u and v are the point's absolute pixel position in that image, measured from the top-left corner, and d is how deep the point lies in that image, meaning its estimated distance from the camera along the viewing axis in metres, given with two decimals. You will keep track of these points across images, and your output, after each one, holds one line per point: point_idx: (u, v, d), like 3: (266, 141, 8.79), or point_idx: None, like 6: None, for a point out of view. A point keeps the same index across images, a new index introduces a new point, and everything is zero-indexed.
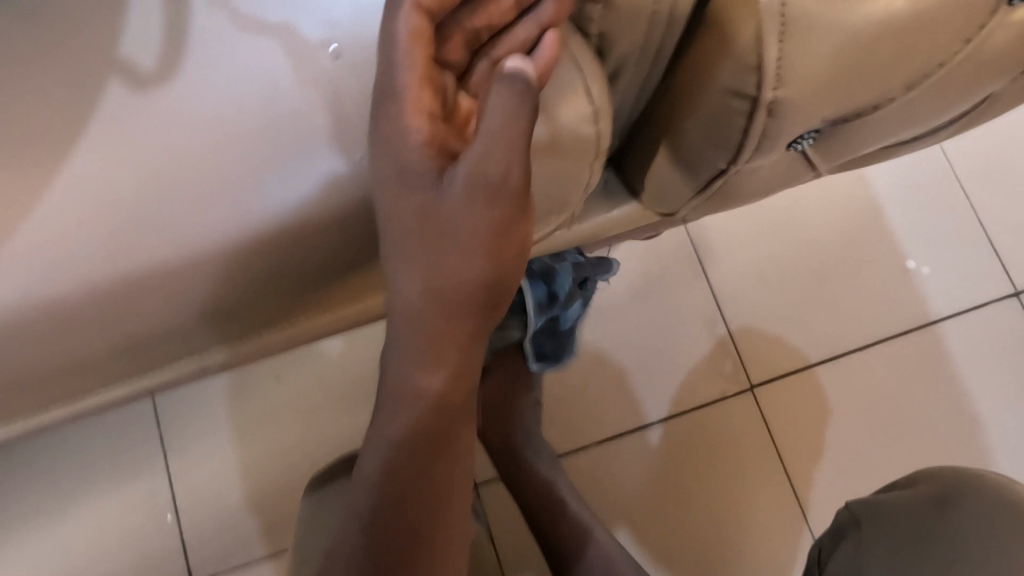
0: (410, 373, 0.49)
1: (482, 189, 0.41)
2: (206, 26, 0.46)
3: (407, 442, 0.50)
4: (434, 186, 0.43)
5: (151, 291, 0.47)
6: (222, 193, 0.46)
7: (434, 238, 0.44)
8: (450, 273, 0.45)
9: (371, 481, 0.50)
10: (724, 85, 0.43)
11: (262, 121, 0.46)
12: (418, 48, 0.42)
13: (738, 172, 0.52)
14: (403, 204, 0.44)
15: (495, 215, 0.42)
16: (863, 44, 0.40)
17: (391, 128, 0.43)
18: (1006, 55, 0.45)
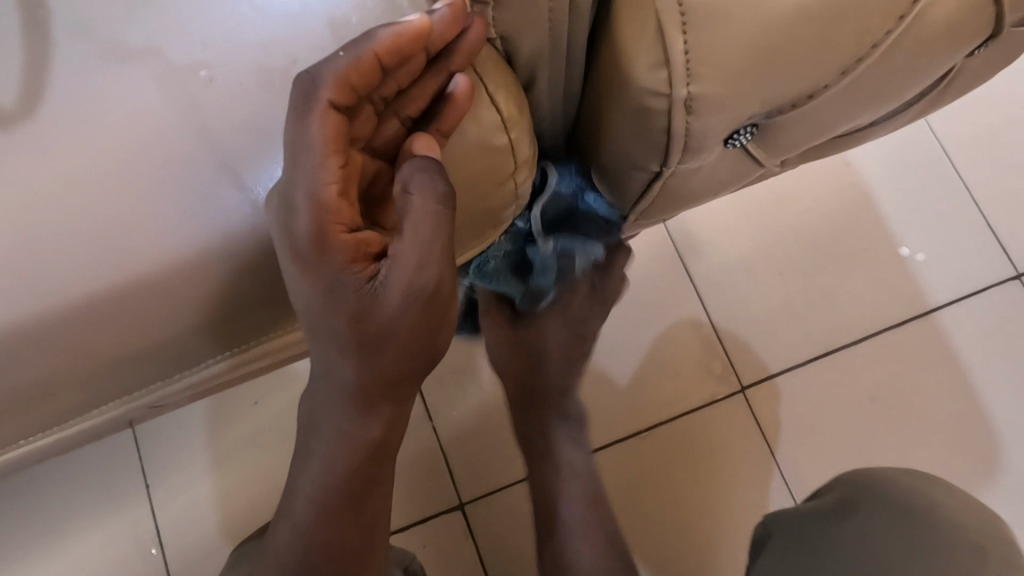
0: (338, 418, 0.48)
1: (417, 299, 0.42)
2: (69, 59, 0.41)
3: (334, 488, 0.50)
4: (366, 298, 0.42)
5: (43, 351, 0.43)
6: (99, 243, 0.41)
7: (370, 341, 0.43)
8: (388, 366, 0.45)
9: (299, 520, 0.51)
10: (636, 86, 0.39)
11: (138, 158, 0.41)
12: (334, 151, 0.39)
13: (675, 173, 0.48)
14: (332, 319, 0.42)
15: (431, 311, 0.43)
16: (778, 31, 0.36)
17: (311, 244, 0.40)
18: (952, 28, 0.40)
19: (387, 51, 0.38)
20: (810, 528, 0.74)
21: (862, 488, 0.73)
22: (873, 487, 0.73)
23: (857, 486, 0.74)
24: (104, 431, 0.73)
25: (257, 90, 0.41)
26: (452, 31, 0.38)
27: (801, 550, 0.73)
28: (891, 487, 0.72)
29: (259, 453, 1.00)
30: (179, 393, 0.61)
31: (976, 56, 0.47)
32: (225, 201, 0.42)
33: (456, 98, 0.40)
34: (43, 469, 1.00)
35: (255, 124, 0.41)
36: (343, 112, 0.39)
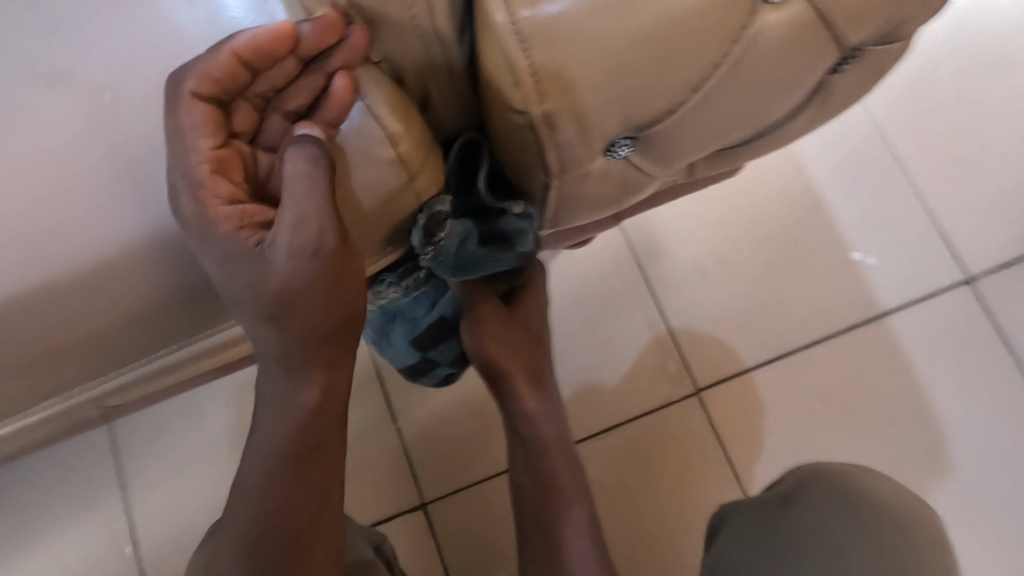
0: (271, 402, 0.50)
1: (303, 257, 0.43)
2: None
3: (282, 454, 0.51)
4: (256, 262, 0.44)
5: None
6: (26, 248, 0.45)
7: (275, 304, 0.45)
8: (301, 330, 0.46)
9: (246, 503, 0.51)
10: (501, 102, 0.43)
11: (57, 170, 0.45)
12: (208, 134, 0.42)
13: (566, 182, 0.52)
14: (243, 290, 0.45)
15: (323, 271, 0.44)
16: (612, 53, 0.40)
17: (197, 217, 0.43)
18: (797, 46, 0.44)
19: (247, 49, 0.40)
20: (756, 513, 0.74)
21: (806, 476, 0.72)
22: (818, 476, 0.70)
23: (801, 475, 0.74)
24: (63, 427, 0.78)
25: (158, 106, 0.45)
26: (325, 37, 0.41)
27: (746, 539, 0.70)
28: (838, 478, 0.69)
29: (229, 451, 1.04)
30: (123, 385, 0.64)
31: (844, 71, 0.51)
32: (132, 208, 0.45)
33: (336, 94, 0.43)
34: (22, 468, 1.04)
35: (154, 139, 0.45)
36: (215, 104, 0.43)
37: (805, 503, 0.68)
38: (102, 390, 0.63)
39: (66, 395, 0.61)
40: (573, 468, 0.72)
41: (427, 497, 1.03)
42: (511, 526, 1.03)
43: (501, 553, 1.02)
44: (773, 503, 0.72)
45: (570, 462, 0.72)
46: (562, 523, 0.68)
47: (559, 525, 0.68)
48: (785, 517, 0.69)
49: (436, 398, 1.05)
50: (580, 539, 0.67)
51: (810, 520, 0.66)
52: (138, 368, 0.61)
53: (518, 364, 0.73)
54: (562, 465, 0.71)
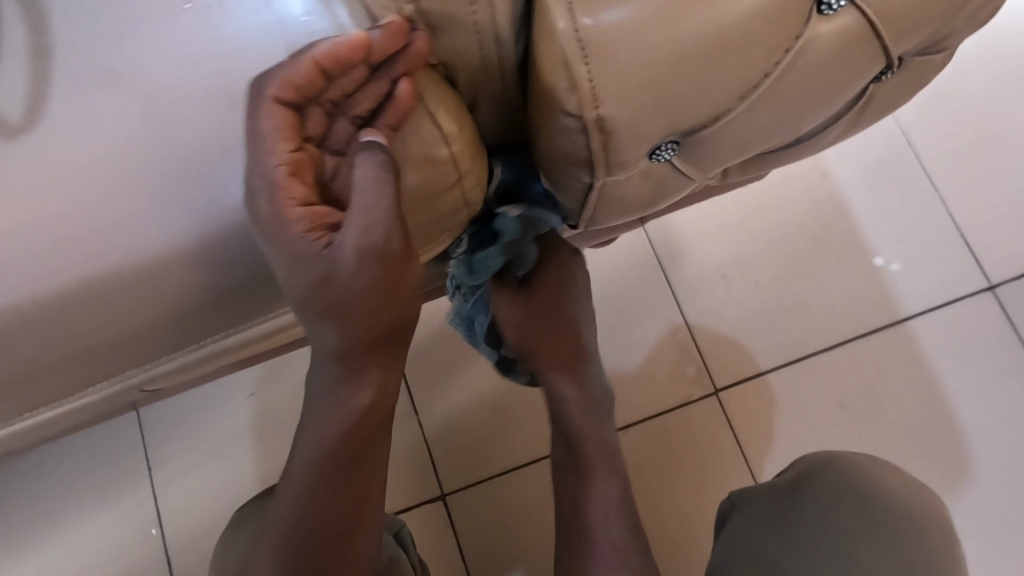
0: (324, 397, 0.52)
1: (370, 257, 0.45)
2: (59, 75, 0.46)
3: (330, 451, 0.53)
4: (324, 263, 0.45)
5: (46, 336, 0.49)
6: (90, 240, 0.46)
7: (336, 301, 0.47)
8: (353, 325, 0.48)
9: (294, 495, 0.53)
10: (555, 107, 0.44)
11: (119, 166, 0.45)
12: (286, 138, 0.44)
13: (608, 185, 0.53)
14: (301, 287, 0.46)
15: (385, 270, 0.46)
16: (668, 63, 0.41)
17: (270, 218, 0.45)
18: (844, 58, 0.45)
19: (326, 57, 0.42)
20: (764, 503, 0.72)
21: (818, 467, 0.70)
22: (833, 468, 0.68)
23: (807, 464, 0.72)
24: (94, 413, 0.80)
25: (224, 105, 0.46)
26: (392, 44, 0.43)
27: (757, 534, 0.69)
28: (853, 476, 0.67)
29: (256, 440, 1.07)
30: (168, 373, 0.67)
31: (885, 80, 0.52)
32: (195, 205, 0.46)
33: (399, 99, 0.45)
34: (55, 451, 1.07)
35: (220, 139, 0.46)
36: (292, 109, 0.44)
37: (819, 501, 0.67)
38: (146, 375, 0.65)
39: (115, 381, 0.63)
40: (608, 443, 0.75)
41: (447, 489, 1.05)
42: (528, 522, 1.05)
43: (519, 549, 1.04)
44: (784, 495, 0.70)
45: (604, 440, 0.75)
46: (592, 496, 0.73)
47: (592, 497, 0.74)
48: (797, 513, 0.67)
49: (458, 394, 1.07)
50: (610, 507, 0.73)
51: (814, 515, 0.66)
52: (184, 356, 0.62)
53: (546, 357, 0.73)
54: (596, 444, 0.74)
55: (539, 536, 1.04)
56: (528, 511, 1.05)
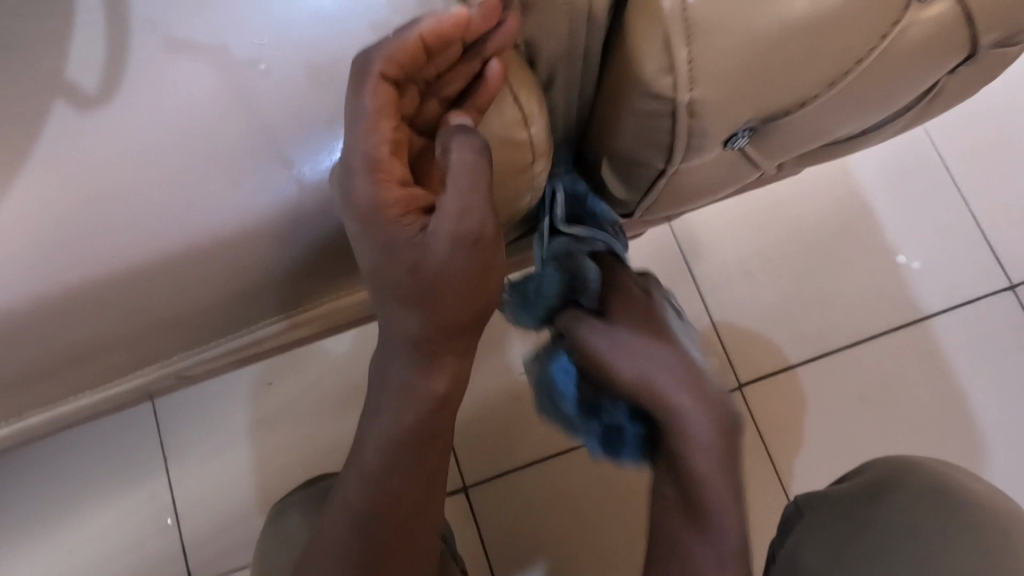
0: (401, 385, 0.50)
1: (463, 243, 0.44)
2: (136, 47, 0.45)
3: (405, 439, 0.51)
4: (416, 247, 0.44)
5: (103, 312, 0.47)
6: (162, 213, 0.45)
7: (425, 287, 0.45)
8: (440, 315, 0.47)
9: (365, 483, 0.51)
10: (644, 89, 0.43)
11: (196, 138, 0.44)
12: (388, 117, 0.43)
13: (678, 171, 0.53)
14: (385, 270, 0.46)
15: (475, 258, 0.45)
16: (769, 45, 0.41)
17: (361, 200, 0.43)
18: (933, 47, 0.45)
19: (430, 34, 0.41)
20: (847, 514, 0.69)
21: (916, 485, 0.67)
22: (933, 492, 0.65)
23: (887, 473, 0.70)
24: (130, 398, 0.79)
25: (306, 80, 0.45)
26: (487, 21, 0.42)
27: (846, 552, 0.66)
28: (935, 477, 0.66)
29: (276, 429, 1.06)
30: (209, 358, 0.65)
31: (958, 73, 0.52)
32: (275, 181, 0.45)
33: (489, 79, 0.44)
34: (69, 438, 1.05)
35: (304, 114, 0.45)
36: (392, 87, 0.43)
37: (929, 531, 0.63)
38: (190, 360, 0.64)
39: (158, 364, 0.62)
40: (730, 473, 0.54)
41: (470, 480, 1.05)
42: (552, 516, 1.04)
43: (541, 541, 1.03)
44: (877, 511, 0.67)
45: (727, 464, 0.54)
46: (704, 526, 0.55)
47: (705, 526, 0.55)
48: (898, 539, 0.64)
49: (483, 386, 1.06)
50: (725, 541, 0.55)
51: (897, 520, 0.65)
52: (233, 339, 0.61)
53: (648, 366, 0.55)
54: (716, 472, 0.54)
55: (562, 529, 1.04)
56: (551, 504, 1.04)
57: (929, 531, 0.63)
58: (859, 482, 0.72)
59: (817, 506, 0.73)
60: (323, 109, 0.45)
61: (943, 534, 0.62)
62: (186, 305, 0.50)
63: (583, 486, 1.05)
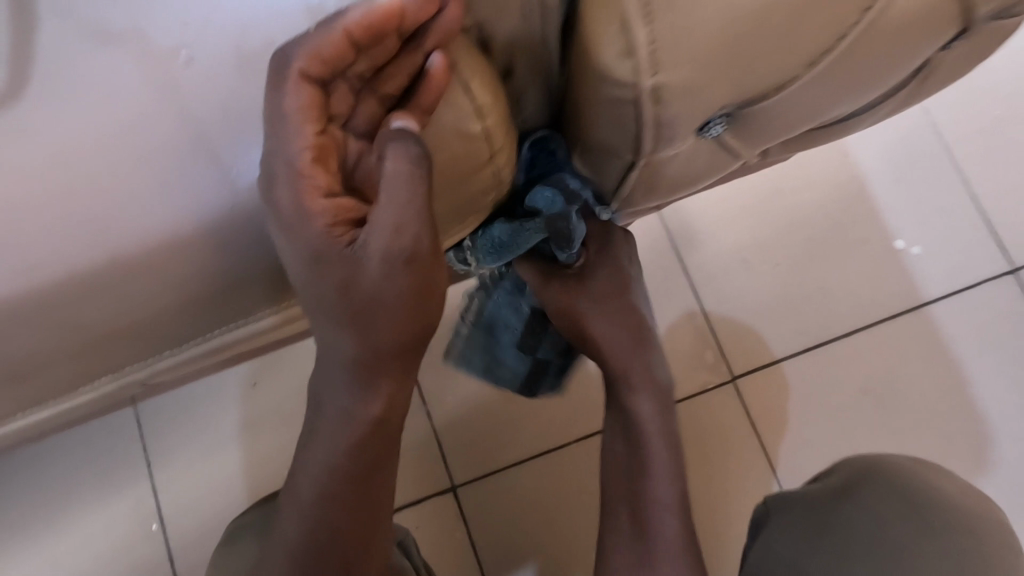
0: (348, 402, 0.48)
1: (397, 260, 0.42)
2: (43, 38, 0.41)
3: (343, 466, 0.49)
4: (348, 261, 0.42)
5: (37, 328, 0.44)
6: (87, 219, 0.41)
7: (361, 304, 0.43)
8: (380, 332, 0.44)
9: (304, 508, 0.50)
10: (604, 75, 0.40)
11: (117, 138, 0.41)
12: (312, 120, 0.40)
13: (650, 162, 0.49)
14: (322, 283, 0.43)
15: (413, 276, 0.43)
16: (737, 23, 0.37)
17: (288, 210, 0.41)
18: (923, 19, 0.41)
19: (359, 28, 0.38)
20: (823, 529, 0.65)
21: (886, 496, 0.64)
22: (909, 504, 0.62)
23: (860, 481, 0.66)
24: (99, 408, 0.77)
25: (235, 74, 0.41)
26: (425, 10, 0.38)
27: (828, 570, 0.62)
28: (906, 477, 0.65)
29: (259, 433, 1.03)
30: (169, 368, 0.62)
31: (953, 47, 0.48)
32: (206, 182, 0.42)
33: (434, 76, 0.41)
34: (48, 447, 1.03)
35: (231, 108, 0.41)
36: (319, 86, 0.40)
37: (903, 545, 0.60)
38: (150, 371, 0.61)
39: (112, 378, 0.59)
40: (675, 459, 0.69)
41: (457, 481, 1.02)
42: (542, 516, 1.01)
43: (532, 542, 1.01)
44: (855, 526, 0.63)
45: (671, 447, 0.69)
46: (658, 500, 0.67)
47: (655, 507, 0.67)
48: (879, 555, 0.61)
49: (468, 385, 1.03)
50: (674, 513, 0.67)
51: (870, 518, 0.63)
52: (191, 349, 0.58)
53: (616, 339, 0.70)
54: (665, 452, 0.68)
55: (553, 529, 1.01)
56: (541, 504, 1.02)
57: (902, 530, 0.61)
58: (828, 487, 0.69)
59: (789, 507, 0.71)
60: (253, 103, 0.41)
61: (916, 532, 0.61)
62: (128, 317, 0.47)
63: (574, 484, 1.02)
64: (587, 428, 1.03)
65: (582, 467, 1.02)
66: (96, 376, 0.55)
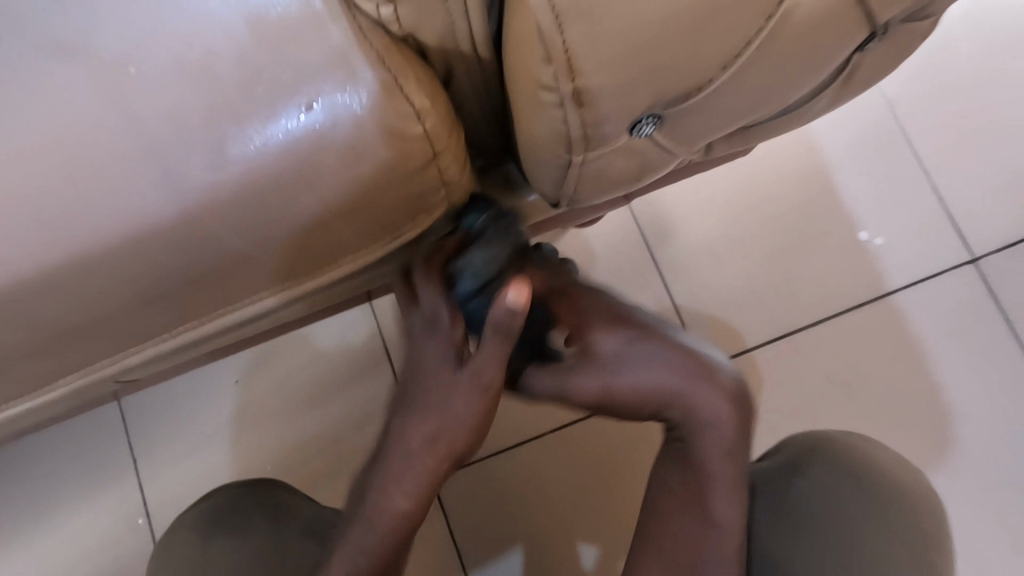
0: (387, 492, 0.58)
1: (470, 398, 0.57)
2: (9, 55, 0.44)
3: (382, 543, 0.58)
4: (438, 381, 0.58)
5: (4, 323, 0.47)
6: (48, 219, 0.44)
7: (427, 420, 0.58)
8: (426, 439, 0.58)
9: (338, 569, 0.57)
10: (530, 78, 0.43)
11: (72, 144, 0.44)
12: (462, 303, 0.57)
13: (587, 160, 0.52)
14: (410, 380, 0.60)
15: (469, 412, 0.58)
16: (646, 30, 0.39)
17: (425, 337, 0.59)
18: (829, 23, 0.43)
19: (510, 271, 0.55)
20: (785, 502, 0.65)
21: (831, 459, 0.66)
22: (854, 460, 0.65)
23: (807, 450, 0.68)
24: (74, 404, 0.79)
25: (179, 81, 0.44)
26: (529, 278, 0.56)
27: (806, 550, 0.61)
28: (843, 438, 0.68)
29: (241, 428, 1.06)
30: (140, 365, 0.64)
31: (870, 50, 0.50)
32: (159, 186, 0.44)
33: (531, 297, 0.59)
34: (34, 445, 1.05)
35: (178, 117, 0.44)
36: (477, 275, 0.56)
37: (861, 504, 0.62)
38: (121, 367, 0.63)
39: (81, 373, 0.61)
40: (736, 464, 0.60)
41: None
42: (528, 506, 0.98)
43: (518, 535, 0.98)
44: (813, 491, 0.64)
45: (736, 453, 0.60)
46: (715, 518, 0.60)
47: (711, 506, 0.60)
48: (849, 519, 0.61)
49: None
50: (731, 512, 0.61)
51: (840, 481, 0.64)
52: (156, 346, 0.59)
53: (652, 390, 0.59)
54: (723, 457, 0.60)
55: (540, 519, 0.98)
56: (526, 494, 0.99)
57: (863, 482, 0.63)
58: (780, 462, 0.69)
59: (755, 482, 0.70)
60: (197, 112, 0.44)
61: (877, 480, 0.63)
62: (93, 315, 0.49)
63: (561, 472, 0.99)
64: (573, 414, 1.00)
65: (570, 454, 0.99)
66: (68, 372, 0.57)
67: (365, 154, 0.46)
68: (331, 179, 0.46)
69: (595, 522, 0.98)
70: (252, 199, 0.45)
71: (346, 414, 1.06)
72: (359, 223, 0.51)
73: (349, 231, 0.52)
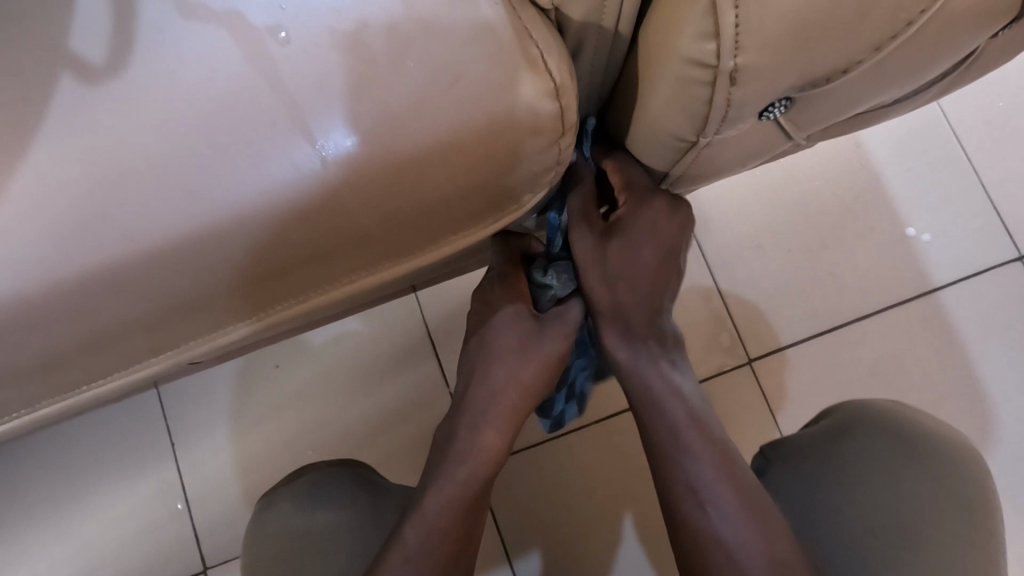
0: (477, 434, 0.65)
1: (552, 363, 0.67)
2: (148, 21, 0.44)
3: (468, 492, 0.64)
4: (522, 339, 0.66)
5: (112, 297, 0.46)
6: (178, 189, 0.43)
7: (516, 374, 0.66)
8: (510, 392, 0.66)
9: (430, 516, 0.62)
10: (684, 56, 0.42)
11: (211, 112, 0.43)
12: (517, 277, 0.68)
13: (710, 143, 0.51)
14: (483, 338, 0.68)
15: (546, 369, 0.67)
16: (818, 9, 0.38)
17: (512, 299, 0.67)
18: (982, 11, 0.43)
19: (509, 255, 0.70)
20: (819, 466, 0.66)
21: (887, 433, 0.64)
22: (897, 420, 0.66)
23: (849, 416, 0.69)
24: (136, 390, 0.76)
25: (324, 48, 0.43)
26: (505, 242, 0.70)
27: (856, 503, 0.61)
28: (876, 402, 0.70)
29: (283, 414, 1.04)
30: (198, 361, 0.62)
31: (1000, 38, 0.50)
32: (296, 156, 0.43)
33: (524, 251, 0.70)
34: (74, 426, 1.04)
35: (324, 83, 0.43)
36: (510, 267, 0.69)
37: (895, 485, 0.61)
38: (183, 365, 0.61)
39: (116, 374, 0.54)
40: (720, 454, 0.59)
41: None
42: (577, 494, 0.98)
43: (563, 526, 0.97)
44: (860, 456, 0.64)
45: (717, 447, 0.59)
46: (698, 484, 0.57)
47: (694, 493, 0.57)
48: (879, 490, 0.61)
49: None
50: (725, 498, 0.57)
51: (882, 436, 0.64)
52: (201, 347, 0.55)
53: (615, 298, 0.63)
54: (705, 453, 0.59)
55: (591, 508, 0.98)
56: (575, 483, 0.98)
57: (911, 435, 0.64)
58: (822, 429, 0.70)
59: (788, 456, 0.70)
60: (344, 79, 0.43)
61: (923, 433, 0.65)
62: (199, 292, 0.48)
63: (600, 462, 0.98)
64: (618, 405, 0.99)
65: (605, 447, 0.99)
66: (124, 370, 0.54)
67: (499, 132, 0.45)
68: (462, 155, 0.45)
69: (641, 513, 0.97)
70: (388, 172, 0.44)
71: (391, 401, 1.05)
72: (470, 204, 0.50)
73: (465, 209, 0.51)
